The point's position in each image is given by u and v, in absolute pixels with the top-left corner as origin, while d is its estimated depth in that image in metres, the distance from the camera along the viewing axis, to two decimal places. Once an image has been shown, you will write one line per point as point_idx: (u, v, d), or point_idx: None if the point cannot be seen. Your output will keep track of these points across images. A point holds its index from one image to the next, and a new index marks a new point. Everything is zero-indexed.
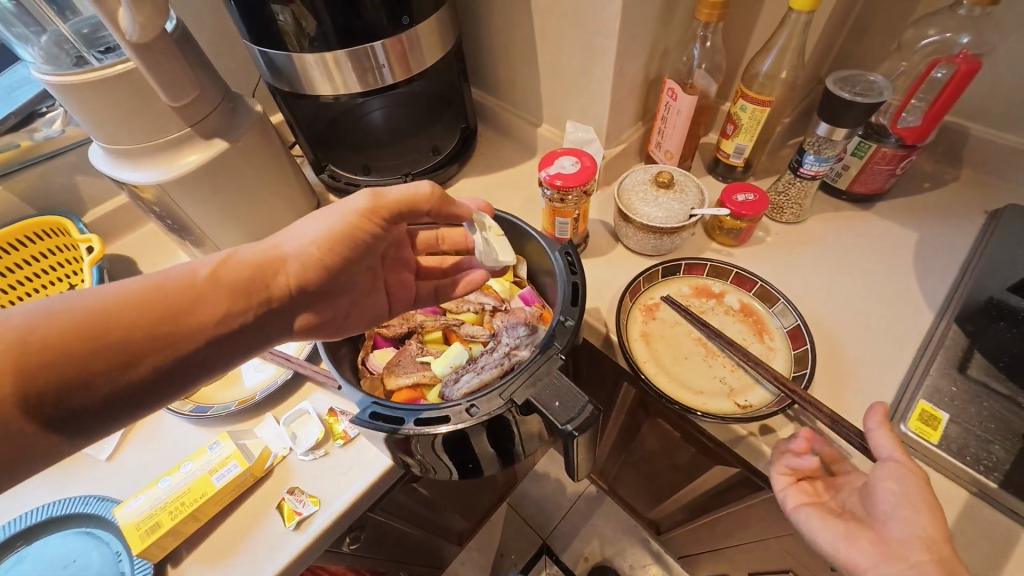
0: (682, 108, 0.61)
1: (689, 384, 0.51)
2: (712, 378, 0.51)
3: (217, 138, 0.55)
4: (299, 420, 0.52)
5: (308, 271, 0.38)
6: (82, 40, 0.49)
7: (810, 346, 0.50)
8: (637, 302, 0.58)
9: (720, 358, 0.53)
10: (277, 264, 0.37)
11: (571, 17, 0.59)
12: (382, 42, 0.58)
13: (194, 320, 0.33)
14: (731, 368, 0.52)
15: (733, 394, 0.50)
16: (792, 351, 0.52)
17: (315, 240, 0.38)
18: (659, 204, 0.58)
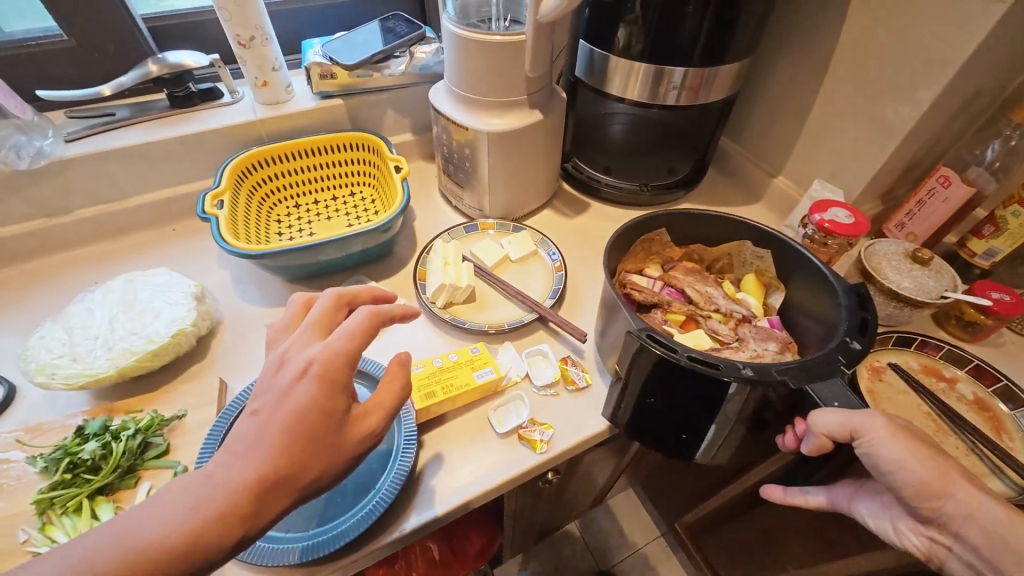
0: (951, 197, 0.63)
1: None
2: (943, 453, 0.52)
3: (536, 110, 0.65)
4: (536, 357, 0.59)
5: (342, 361, 0.37)
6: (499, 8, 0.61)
7: None
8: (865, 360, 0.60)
9: (952, 438, 0.53)
10: (335, 381, 0.36)
11: (872, 90, 0.63)
12: (687, 69, 0.64)
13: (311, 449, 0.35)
14: (965, 451, 0.52)
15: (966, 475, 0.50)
16: None
17: (348, 336, 0.37)
18: (911, 276, 0.60)
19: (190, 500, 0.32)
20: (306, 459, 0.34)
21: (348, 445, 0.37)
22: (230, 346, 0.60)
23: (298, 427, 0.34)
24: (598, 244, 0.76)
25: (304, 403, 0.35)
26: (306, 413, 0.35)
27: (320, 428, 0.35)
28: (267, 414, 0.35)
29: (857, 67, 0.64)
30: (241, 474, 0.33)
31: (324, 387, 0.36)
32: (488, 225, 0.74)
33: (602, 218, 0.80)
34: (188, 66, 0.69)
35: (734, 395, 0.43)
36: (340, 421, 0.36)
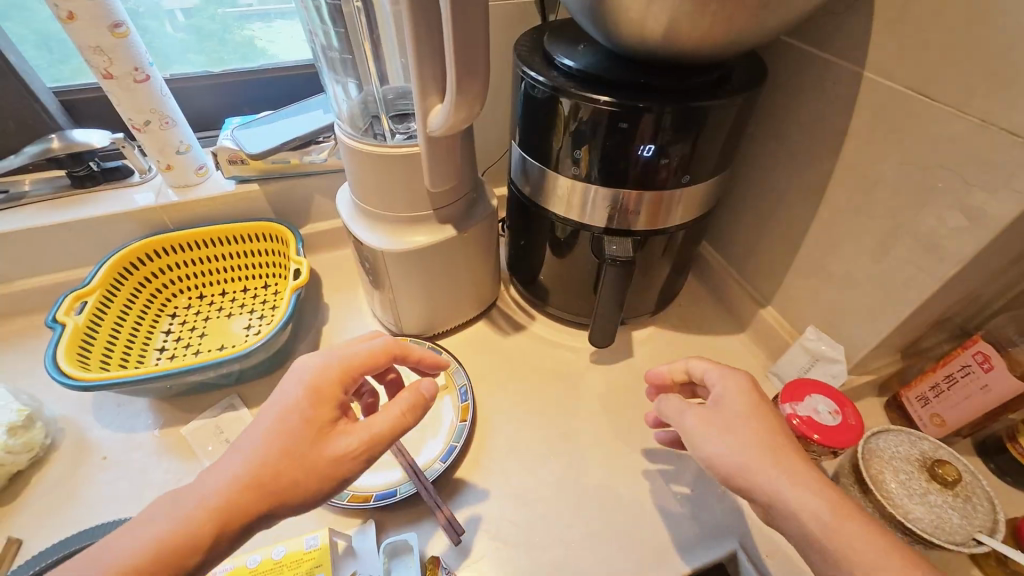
0: (995, 385, 0.46)
1: None
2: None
3: (450, 224, 0.54)
4: (399, 551, 0.46)
5: (337, 377, 0.37)
6: (383, 103, 0.52)
7: None
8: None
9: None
10: (325, 391, 0.36)
11: (880, 231, 0.48)
12: (643, 191, 0.50)
13: (303, 455, 0.34)
14: None
15: None
16: None
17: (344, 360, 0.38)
18: (926, 502, 0.42)
19: (193, 499, 0.32)
20: (278, 472, 0.33)
21: (325, 468, 0.34)
22: (53, 482, 0.51)
23: (280, 436, 0.34)
24: (530, 375, 0.63)
25: (292, 410, 0.35)
26: (289, 421, 0.35)
27: (297, 443, 0.34)
28: (253, 425, 0.35)
29: (860, 199, 0.49)
30: (220, 483, 0.32)
31: (313, 396, 0.36)
32: (400, 341, 0.62)
33: (543, 340, 0.67)
34: (92, 146, 0.62)
35: (565, 238, 0.59)
36: (323, 437, 0.35)
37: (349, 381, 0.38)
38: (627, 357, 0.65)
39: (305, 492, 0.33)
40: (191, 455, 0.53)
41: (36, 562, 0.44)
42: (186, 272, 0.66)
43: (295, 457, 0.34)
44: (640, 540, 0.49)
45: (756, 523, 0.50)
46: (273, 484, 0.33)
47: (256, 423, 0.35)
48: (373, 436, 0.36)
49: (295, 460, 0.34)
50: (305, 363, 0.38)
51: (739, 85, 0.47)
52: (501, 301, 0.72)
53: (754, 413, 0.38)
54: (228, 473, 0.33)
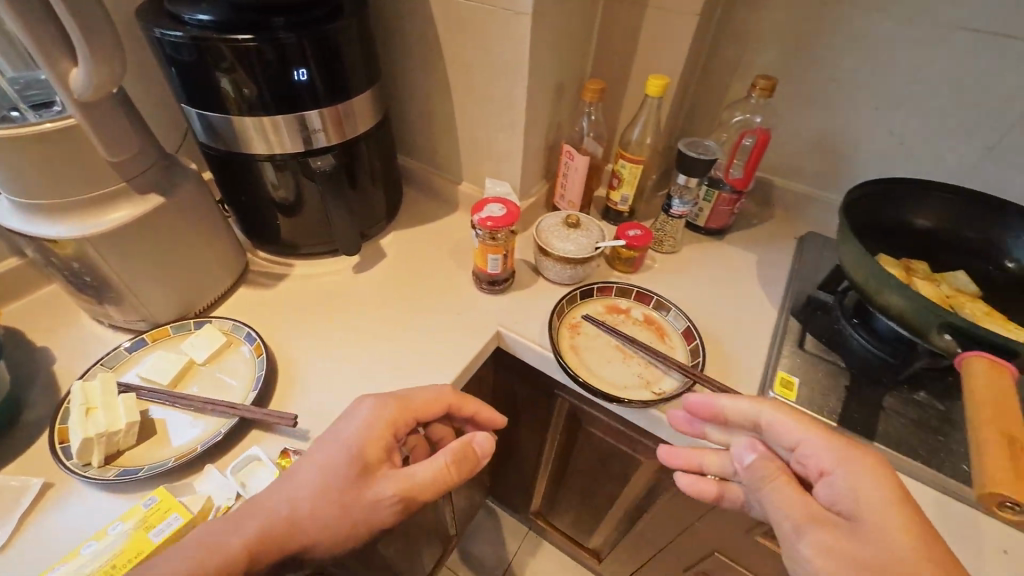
0: (578, 166, 0.76)
1: (617, 382, 0.61)
2: (631, 374, 0.62)
3: (153, 193, 0.55)
4: (248, 466, 0.50)
5: (382, 427, 0.48)
6: (12, 93, 0.50)
7: (700, 341, 0.64)
8: (564, 320, 0.68)
9: (634, 358, 0.64)
10: (395, 429, 0.49)
11: (485, 94, 0.71)
12: (318, 109, 0.62)
13: (352, 499, 0.44)
14: (645, 365, 0.63)
15: (650, 385, 0.61)
16: (687, 346, 0.65)
17: (383, 415, 0.48)
18: (571, 240, 0.70)
19: (226, 543, 0.39)
20: (310, 514, 0.42)
21: (362, 509, 0.44)
22: None
23: (324, 482, 0.44)
24: (308, 305, 0.70)
25: (360, 459, 0.46)
26: (337, 470, 0.44)
27: (342, 487, 0.44)
28: (288, 477, 0.44)
29: (466, 77, 0.71)
30: (247, 532, 0.40)
31: (376, 436, 0.47)
32: (159, 333, 0.61)
33: (309, 277, 0.74)
34: None
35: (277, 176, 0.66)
36: (364, 481, 0.45)
37: (416, 419, 0.51)
38: (382, 260, 0.78)
39: (331, 526, 0.43)
40: None
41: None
42: None
43: (346, 505, 0.43)
44: (437, 356, 0.64)
45: (503, 310, 0.71)
46: (307, 527, 0.42)
47: (301, 476, 0.44)
48: (411, 482, 0.46)
49: (336, 506, 0.43)
50: (353, 420, 0.48)
51: (347, 12, 0.61)
52: (254, 265, 0.75)
53: (898, 497, 0.38)
54: (265, 518, 0.41)
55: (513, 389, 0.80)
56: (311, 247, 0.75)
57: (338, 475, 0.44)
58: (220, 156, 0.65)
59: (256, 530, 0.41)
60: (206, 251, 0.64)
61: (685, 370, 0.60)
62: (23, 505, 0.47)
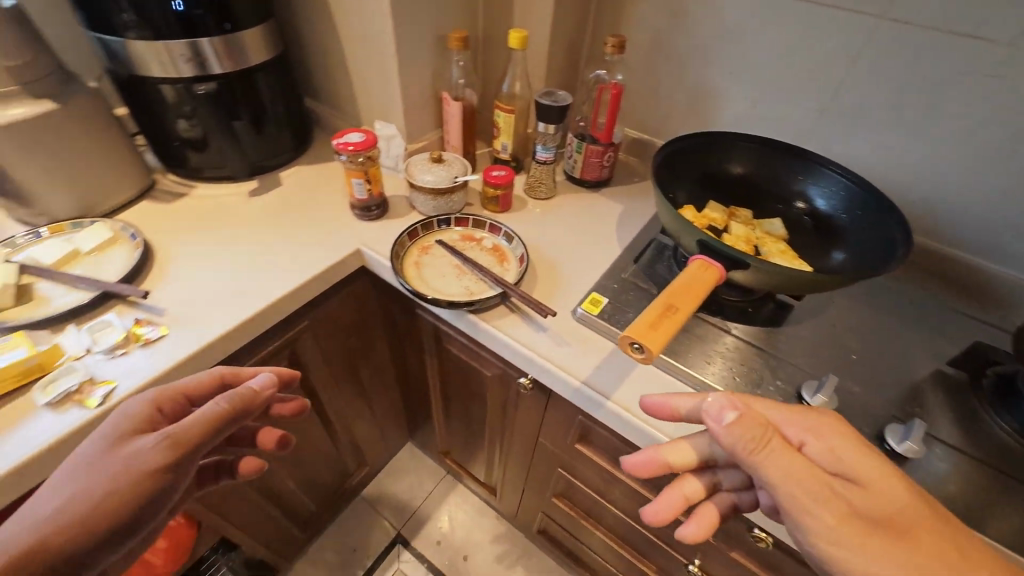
0: (454, 112, 0.85)
1: (443, 291, 0.69)
2: (459, 285, 0.70)
3: (47, 99, 0.65)
4: (103, 329, 0.60)
5: (204, 426, 0.44)
6: None
7: (528, 263, 0.72)
8: (418, 243, 0.77)
9: (468, 275, 0.72)
10: (186, 437, 0.44)
11: (365, 40, 0.79)
12: (204, 38, 0.71)
13: (159, 476, 0.43)
14: (476, 280, 0.71)
15: (471, 293, 0.69)
16: (519, 269, 0.73)
17: (208, 417, 0.45)
18: (433, 172, 0.79)
19: (28, 535, 0.39)
20: (133, 472, 0.42)
21: (122, 459, 0.42)
22: None
23: (127, 475, 0.42)
24: (198, 218, 0.79)
25: (172, 442, 0.43)
26: (143, 465, 0.42)
27: (144, 467, 0.42)
28: (109, 450, 0.43)
29: (348, 24, 0.79)
30: (53, 501, 0.41)
31: (169, 446, 0.43)
32: (57, 226, 0.71)
33: (206, 196, 0.83)
34: None
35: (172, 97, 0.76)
36: (125, 442, 0.44)
37: (212, 431, 0.45)
38: (277, 188, 0.87)
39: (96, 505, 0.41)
40: None
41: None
42: None
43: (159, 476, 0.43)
44: (298, 263, 0.73)
45: (370, 232, 0.79)
46: (108, 523, 0.41)
47: (141, 445, 0.43)
48: (150, 472, 0.42)
49: (121, 473, 0.42)
50: (142, 397, 0.48)
51: None
52: (160, 184, 0.85)
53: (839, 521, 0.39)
54: (103, 479, 0.41)
55: (392, 311, 0.89)
56: (213, 173, 0.85)
57: (165, 433, 0.43)
58: (124, 81, 0.76)
59: (48, 525, 0.39)
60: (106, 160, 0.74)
61: (503, 283, 0.68)
62: None
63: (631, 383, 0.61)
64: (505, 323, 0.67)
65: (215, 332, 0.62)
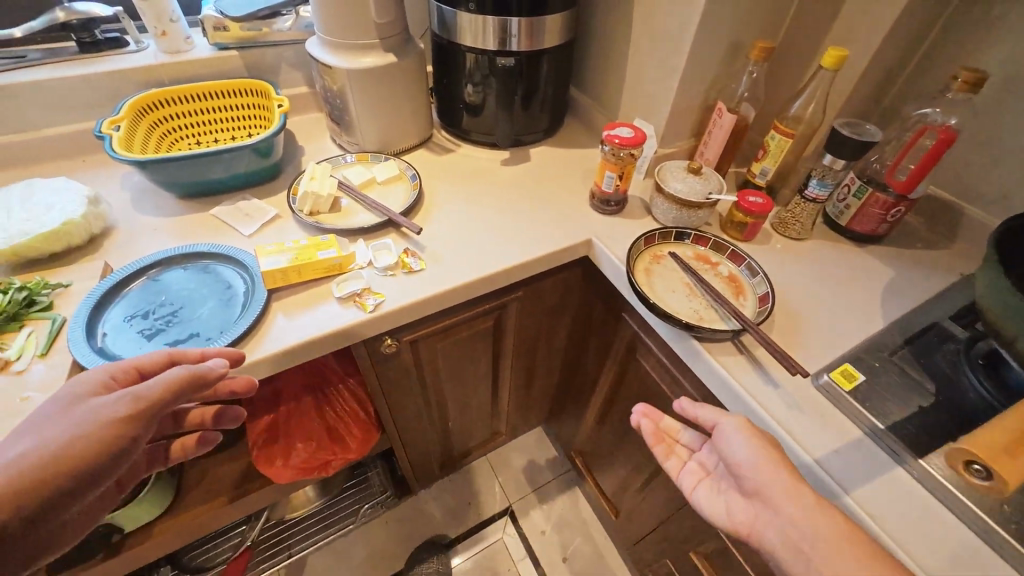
0: (724, 124, 0.79)
1: (671, 305, 0.66)
2: (689, 305, 0.67)
3: (392, 53, 0.78)
4: (381, 249, 0.71)
5: (137, 408, 0.41)
6: None
7: (772, 305, 0.64)
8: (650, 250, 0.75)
9: (699, 299, 0.68)
10: (157, 408, 0.42)
11: (657, 38, 0.78)
12: (515, 18, 0.78)
13: (115, 425, 0.40)
14: (706, 305, 0.67)
15: (701, 319, 0.65)
16: (757, 308, 0.66)
17: (161, 387, 0.42)
18: (685, 182, 0.75)
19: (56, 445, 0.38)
20: (70, 438, 0.38)
21: (86, 443, 0.39)
22: (121, 243, 0.71)
23: (79, 424, 0.39)
24: (459, 174, 0.89)
25: (131, 403, 0.41)
26: (99, 410, 0.40)
27: (94, 427, 0.39)
28: (61, 411, 0.40)
29: (646, 19, 0.79)
30: (55, 439, 0.38)
31: (149, 397, 0.41)
32: (363, 156, 0.86)
33: (468, 157, 0.93)
34: (94, 14, 0.79)
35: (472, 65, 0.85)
36: (78, 404, 0.42)
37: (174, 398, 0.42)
38: (525, 163, 0.93)
39: (75, 441, 0.38)
40: (225, 225, 0.75)
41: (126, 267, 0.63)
42: (189, 120, 0.85)
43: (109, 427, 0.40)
44: (535, 238, 0.77)
45: (602, 226, 0.80)
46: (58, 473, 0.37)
47: (106, 397, 0.41)
48: (126, 415, 0.40)
49: (82, 435, 0.39)
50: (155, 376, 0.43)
51: None
52: (436, 139, 0.98)
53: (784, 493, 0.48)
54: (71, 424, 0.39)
55: (593, 306, 0.90)
56: (478, 137, 0.95)
57: (134, 395, 0.41)
58: (440, 45, 0.87)
59: (77, 434, 0.39)
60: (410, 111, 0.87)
61: (739, 317, 0.62)
62: (265, 219, 0.75)
63: (885, 491, 0.50)
64: (732, 363, 0.61)
65: (462, 279, 0.69)
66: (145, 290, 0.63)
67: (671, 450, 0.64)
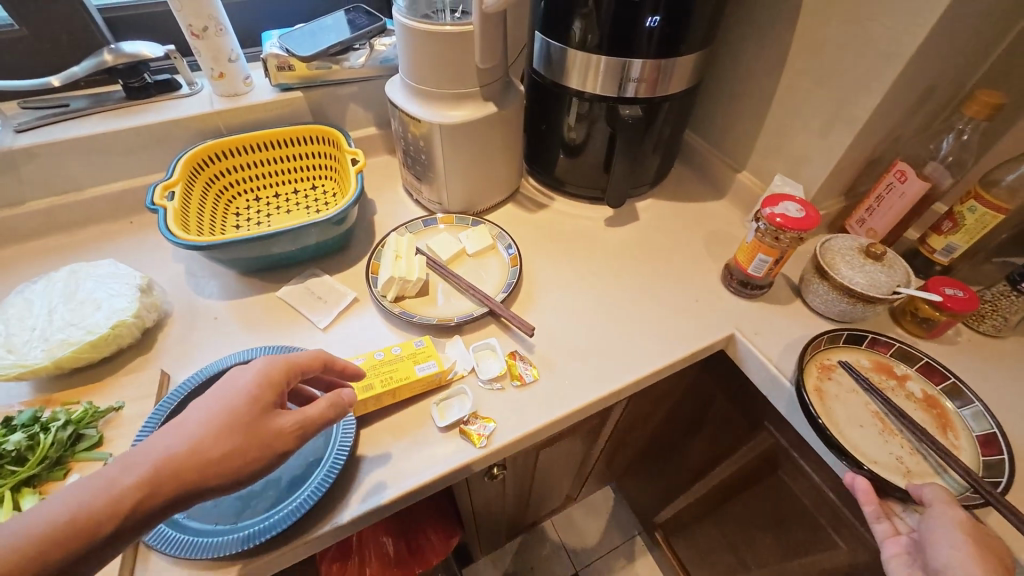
0: (907, 192, 0.62)
1: (864, 452, 0.52)
2: (887, 452, 0.52)
3: (491, 103, 0.65)
4: (484, 352, 0.59)
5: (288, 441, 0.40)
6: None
7: (1007, 455, 0.50)
8: (816, 358, 0.60)
9: (897, 440, 0.53)
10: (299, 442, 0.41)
11: (827, 83, 0.63)
12: (642, 59, 0.63)
13: (268, 435, 0.39)
14: (910, 451, 0.52)
15: (908, 475, 0.51)
16: (980, 456, 0.51)
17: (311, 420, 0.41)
18: (864, 271, 0.59)
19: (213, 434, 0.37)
20: (219, 446, 0.37)
21: (249, 443, 0.38)
22: (177, 338, 0.59)
23: (229, 417, 0.38)
24: (559, 238, 0.75)
25: (289, 431, 0.40)
26: (255, 412, 0.39)
27: (242, 421, 0.38)
28: (222, 390, 0.40)
29: (811, 58, 0.63)
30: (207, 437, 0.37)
31: (301, 416, 0.41)
32: (447, 218, 0.73)
33: (565, 214, 0.79)
34: (144, 57, 0.67)
35: (580, 111, 0.71)
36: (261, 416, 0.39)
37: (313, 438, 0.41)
38: (633, 222, 0.79)
39: (235, 461, 0.37)
40: (294, 312, 0.63)
41: (188, 385, 0.51)
42: (248, 174, 0.73)
43: (262, 438, 0.38)
44: (665, 332, 0.63)
45: (745, 315, 0.66)
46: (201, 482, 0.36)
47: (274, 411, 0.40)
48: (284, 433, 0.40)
49: (235, 432, 0.37)
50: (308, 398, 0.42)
51: None
52: (524, 189, 0.84)
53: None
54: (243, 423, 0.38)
55: (714, 395, 0.76)
56: (577, 189, 0.80)
57: (295, 418, 0.41)
58: (541, 84, 0.73)
59: (237, 426, 0.38)
60: (505, 164, 0.73)
61: (967, 475, 0.48)
62: (342, 305, 0.63)
63: None
64: None
65: (589, 395, 0.56)
66: None
67: (886, 516, 0.48)
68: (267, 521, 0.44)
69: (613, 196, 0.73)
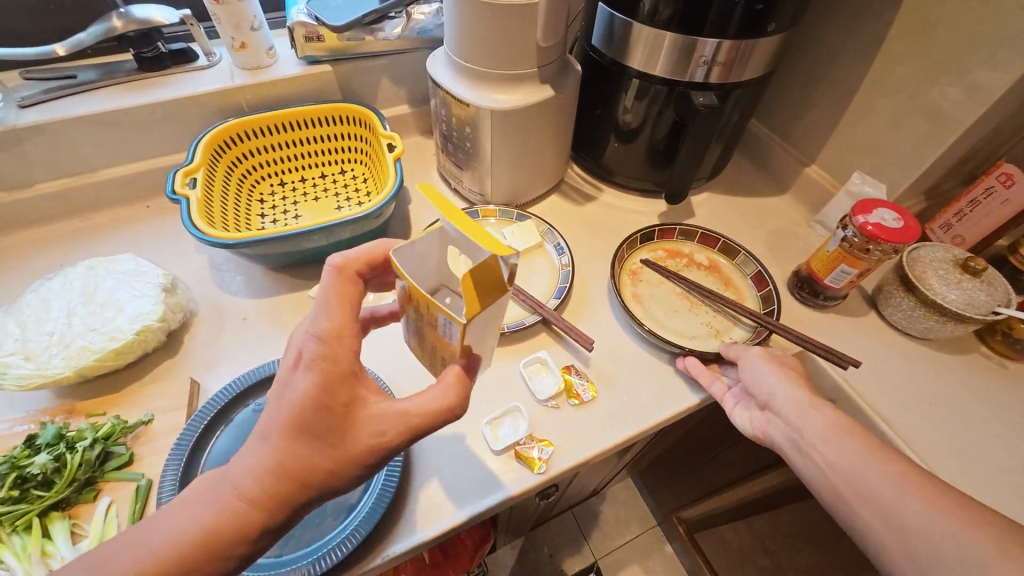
0: (1011, 199, 0.56)
1: (683, 332, 0.57)
2: (698, 324, 0.58)
3: (548, 86, 0.58)
4: (536, 366, 0.54)
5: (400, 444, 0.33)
6: None
7: (772, 286, 0.59)
8: (624, 266, 0.63)
9: (702, 308, 0.60)
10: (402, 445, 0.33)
11: (934, 71, 0.55)
12: (722, 40, 0.55)
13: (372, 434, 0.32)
14: (713, 313, 0.59)
15: (717, 334, 0.57)
16: (758, 294, 0.61)
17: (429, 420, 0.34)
18: (960, 288, 0.54)
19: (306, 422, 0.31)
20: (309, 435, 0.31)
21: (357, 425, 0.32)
22: (204, 340, 0.55)
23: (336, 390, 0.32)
24: (611, 236, 0.69)
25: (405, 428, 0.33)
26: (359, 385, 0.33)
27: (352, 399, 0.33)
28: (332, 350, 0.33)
29: (916, 41, 0.55)
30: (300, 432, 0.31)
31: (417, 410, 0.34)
32: (491, 211, 0.67)
33: (614, 208, 0.73)
34: (156, 23, 0.60)
35: (640, 97, 0.64)
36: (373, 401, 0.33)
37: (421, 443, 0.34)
38: (688, 219, 0.73)
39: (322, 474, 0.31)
40: None
41: (222, 398, 0.47)
42: (272, 156, 0.67)
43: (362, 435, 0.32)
44: None
45: (815, 327, 0.61)
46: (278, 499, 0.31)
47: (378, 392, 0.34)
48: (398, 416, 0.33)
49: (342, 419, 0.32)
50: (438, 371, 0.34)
51: None
52: (568, 177, 0.78)
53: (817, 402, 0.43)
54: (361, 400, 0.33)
55: None
56: (628, 180, 0.74)
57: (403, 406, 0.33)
58: (598, 64, 0.66)
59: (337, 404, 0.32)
60: (555, 153, 0.66)
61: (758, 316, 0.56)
62: None
63: None
64: None
65: (653, 417, 0.51)
66: (246, 426, 0.47)
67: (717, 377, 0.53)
68: (315, 555, 0.40)
69: (673, 192, 0.66)
